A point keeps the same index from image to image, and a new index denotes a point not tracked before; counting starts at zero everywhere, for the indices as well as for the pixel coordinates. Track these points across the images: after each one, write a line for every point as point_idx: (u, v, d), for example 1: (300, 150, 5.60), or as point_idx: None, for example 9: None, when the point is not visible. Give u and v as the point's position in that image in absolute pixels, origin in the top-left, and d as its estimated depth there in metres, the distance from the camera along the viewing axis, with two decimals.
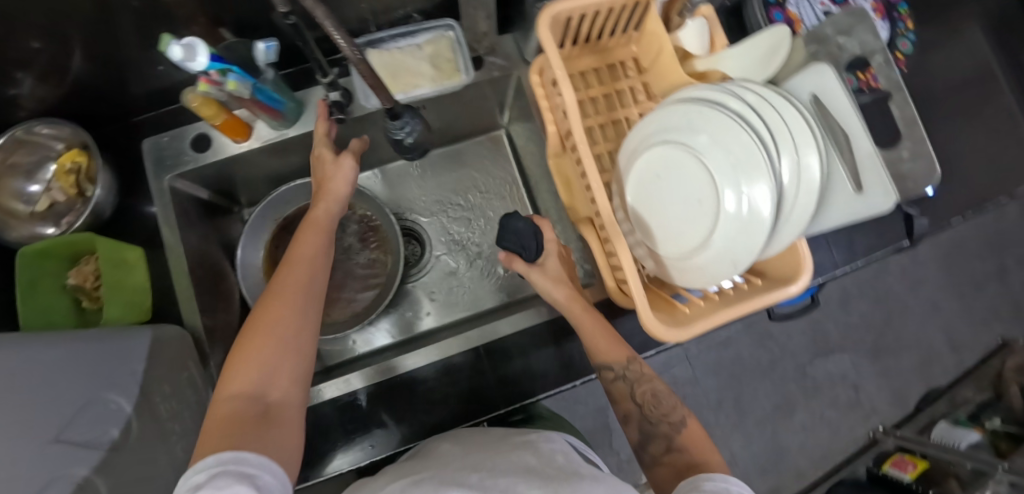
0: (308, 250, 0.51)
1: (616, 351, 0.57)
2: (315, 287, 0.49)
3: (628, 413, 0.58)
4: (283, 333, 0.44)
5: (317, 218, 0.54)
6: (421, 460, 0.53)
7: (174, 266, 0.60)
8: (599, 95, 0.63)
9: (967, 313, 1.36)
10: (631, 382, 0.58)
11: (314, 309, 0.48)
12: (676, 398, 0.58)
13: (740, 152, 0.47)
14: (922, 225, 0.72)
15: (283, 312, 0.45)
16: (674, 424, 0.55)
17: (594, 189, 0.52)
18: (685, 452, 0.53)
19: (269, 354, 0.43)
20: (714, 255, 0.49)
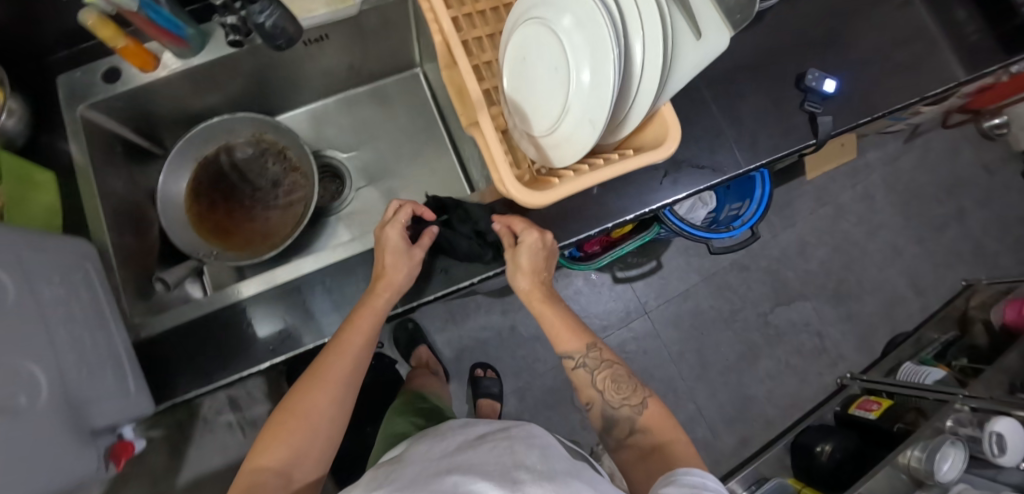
0: (355, 340, 0.59)
1: (575, 340, 0.64)
2: (349, 372, 0.59)
3: (591, 399, 0.62)
4: (319, 419, 0.56)
5: (376, 306, 0.61)
6: (407, 464, 0.56)
7: (85, 190, 0.63)
8: (488, 9, 0.65)
9: (929, 256, 1.34)
10: (592, 369, 0.63)
11: (350, 395, 0.59)
12: (637, 381, 0.62)
13: (587, 16, 0.50)
14: (827, 124, 0.72)
15: (327, 400, 0.57)
16: (636, 407, 0.60)
17: (466, 79, 0.56)
18: (646, 433, 0.58)
19: (302, 438, 0.55)
20: (578, 121, 0.52)
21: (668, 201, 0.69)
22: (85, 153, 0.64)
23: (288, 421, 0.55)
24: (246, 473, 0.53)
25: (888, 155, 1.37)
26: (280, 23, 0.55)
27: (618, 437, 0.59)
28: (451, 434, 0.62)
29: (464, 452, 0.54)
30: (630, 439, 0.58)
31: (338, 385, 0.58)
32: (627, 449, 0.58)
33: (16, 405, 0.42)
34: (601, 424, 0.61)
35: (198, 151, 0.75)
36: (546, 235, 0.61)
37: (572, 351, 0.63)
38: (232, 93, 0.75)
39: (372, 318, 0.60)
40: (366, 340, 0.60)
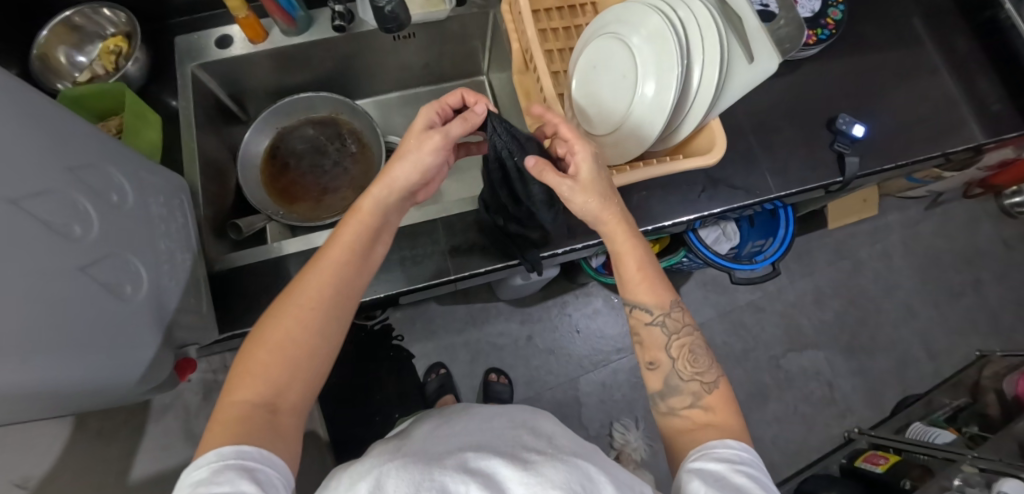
0: (341, 247, 0.53)
1: (654, 294, 0.60)
2: (337, 287, 0.52)
3: (655, 360, 0.60)
4: (305, 342, 0.50)
5: (365, 209, 0.55)
6: (422, 438, 0.55)
7: (184, 136, 0.70)
8: (560, 27, 0.72)
9: (943, 321, 1.37)
10: (669, 332, 0.60)
11: (342, 316, 0.53)
12: (712, 359, 0.60)
13: (658, 37, 0.58)
14: (854, 164, 0.78)
15: (312, 319, 0.50)
16: (705, 384, 0.58)
17: (542, 79, 0.64)
18: (708, 410, 0.56)
19: (288, 364, 0.49)
20: (636, 121, 0.60)
21: (704, 213, 0.74)
22: (191, 104, 0.72)
23: (269, 347, 0.49)
24: (225, 408, 0.46)
25: (909, 219, 1.41)
26: (395, 8, 0.64)
27: (672, 405, 0.58)
28: (462, 414, 0.60)
29: (477, 432, 0.53)
30: (686, 410, 0.57)
31: (326, 302, 0.51)
32: (678, 418, 0.57)
33: (122, 291, 0.48)
34: (658, 389, 0.59)
35: (279, 122, 0.84)
36: (576, 147, 0.56)
37: (648, 305, 0.60)
38: (318, 74, 0.84)
39: (360, 225, 0.54)
40: (355, 246, 0.54)
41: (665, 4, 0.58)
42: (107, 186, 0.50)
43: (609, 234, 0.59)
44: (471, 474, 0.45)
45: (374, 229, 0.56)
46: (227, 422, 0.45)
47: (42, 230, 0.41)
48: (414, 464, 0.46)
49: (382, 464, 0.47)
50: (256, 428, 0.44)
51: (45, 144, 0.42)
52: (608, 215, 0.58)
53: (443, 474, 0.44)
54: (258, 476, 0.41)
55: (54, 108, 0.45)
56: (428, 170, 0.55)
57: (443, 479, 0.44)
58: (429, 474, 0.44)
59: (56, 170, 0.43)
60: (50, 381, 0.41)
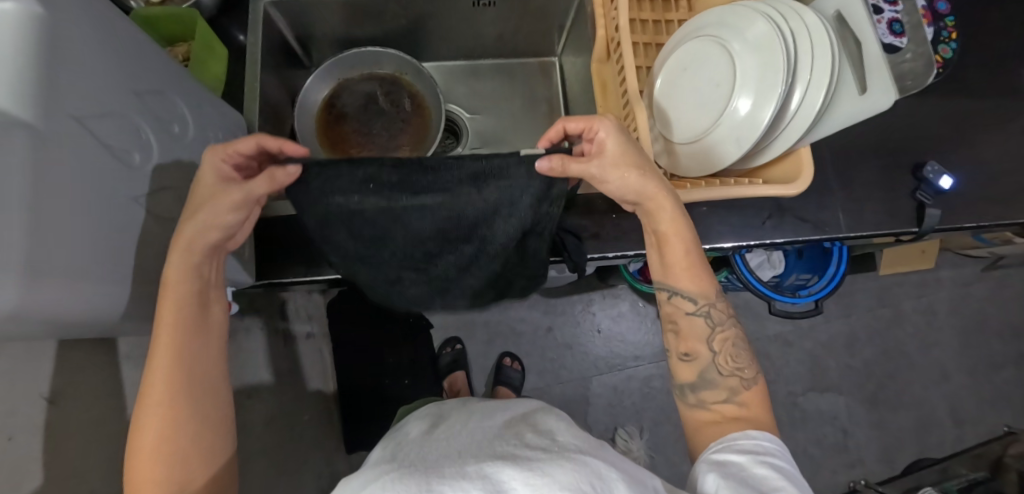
0: (168, 333, 0.47)
1: (698, 282, 0.57)
2: (188, 373, 0.47)
3: (694, 352, 0.58)
4: (185, 427, 0.47)
5: (174, 289, 0.47)
6: (417, 444, 0.53)
7: (249, 73, 0.68)
8: (650, 20, 0.68)
9: (977, 390, 1.30)
10: (711, 324, 0.58)
11: (216, 378, 0.50)
12: (750, 354, 0.58)
13: (766, 49, 0.53)
14: (934, 217, 0.73)
15: (171, 415, 0.46)
16: (744, 381, 0.56)
17: (627, 73, 0.60)
18: (736, 403, 0.55)
19: (174, 456, 0.46)
20: (722, 138, 0.56)
21: (765, 241, 0.70)
22: (259, 41, 0.70)
23: (146, 449, 0.45)
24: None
25: (963, 277, 1.35)
26: None
27: (703, 398, 0.57)
28: (451, 417, 0.59)
29: (470, 437, 0.51)
30: (718, 404, 0.56)
31: (178, 391, 0.47)
32: (707, 411, 0.56)
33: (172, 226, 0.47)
34: (690, 379, 0.57)
35: (341, 73, 0.81)
36: (596, 125, 0.53)
37: (695, 294, 0.57)
38: (389, 30, 0.81)
39: (179, 303, 0.47)
40: (185, 326, 0.47)
41: (779, 14, 0.54)
42: (170, 117, 0.49)
43: (657, 215, 0.55)
44: (471, 479, 0.42)
45: (202, 291, 0.49)
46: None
47: (106, 153, 0.40)
48: (410, 475, 0.44)
49: (378, 477, 0.45)
50: None
51: (117, 63, 0.41)
52: (654, 188, 0.53)
53: (442, 484, 0.42)
54: None
55: (129, 30, 0.44)
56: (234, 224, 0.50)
57: (441, 488, 0.41)
58: (427, 484, 0.42)
59: (124, 93, 0.42)
60: (107, 314, 0.40)
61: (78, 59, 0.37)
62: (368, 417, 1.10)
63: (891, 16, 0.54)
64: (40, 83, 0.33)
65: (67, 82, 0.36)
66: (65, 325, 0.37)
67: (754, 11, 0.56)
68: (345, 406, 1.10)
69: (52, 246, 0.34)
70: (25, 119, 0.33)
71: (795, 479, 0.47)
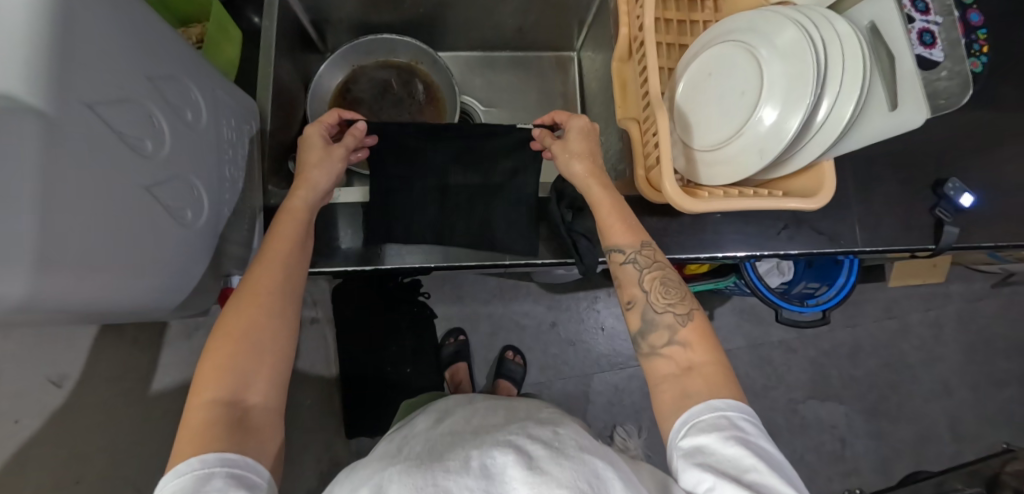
0: (281, 245, 0.54)
1: (626, 234, 0.60)
2: (283, 282, 0.53)
3: (632, 298, 0.58)
4: (260, 336, 0.50)
5: (295, 209, 0.58)
6: (422, 437, 0.53)
7: (263, 57, 0.67)
8: (675, 19, 0.66)
9: (978, 405, 1.30)
10: (641, 268, 0.59)
11: (291, 305, 0.53)
12: (686, 288, 0.58)
13: (796, 57, 0.52)
14: (952, 235, 0.71)
15: (261, 315, 0.50)
16: (680, 316, 0.56)
17: (649, 74, 0.58)
18: (685, 347, 0.54)
19: (245, 358, 0.48)
20: (745, 146, 0.55)
21: (779, 253, 0.69)
22: (274, 24, 0.68)
23: (221, 347, 0.48)
24: (194, 411, 0.45)
25: (972, 293, 1.33)
26: None
27: (653, 343, 0.56)
28: (456, 412, 0.59)
29: (472, 431, 0.51)
30: (667, 348, 0.55)
31: (275, 295, 0.52)
32: (662, 357, 0.55)
33: (183, 216, 0.46)
34: (638, 328, 0.57)
35: (356, 59, 0.80)
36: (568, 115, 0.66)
37: (624, 244, 0.59)
38: (406, 17, 0.80)
39: (295, 224, 0.57)
40: (295, 245, 0.56)
41: (810, 21, 0.52)
42: (184, 103, 0.48)
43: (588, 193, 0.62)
44: (474, 476, 0.42)
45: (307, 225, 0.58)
46: (197, 429, 0.44)
47: (118, 141, 0.39)
48: (415, 467, 0.44)
49: (382, 471, 0.45)
50: (222, 428, 0.44)
51: (132, 49, 0.40)
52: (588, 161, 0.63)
53: (448, 479, 0.42)
54: (245, 481, 0.43)
55: (146, 15, 0.43)
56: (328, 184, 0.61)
57: (447, 484, 0.41)
58: (433, 478, 0.42)
59: (137, 78, 0.41)
60: (118, 304, 0.40)
61: (94, 44, 0.36)
62: (368, 404, 1.10)
63: (921, 26, 0.53)
64: (55, 69, 0.33)
65: (81, 68, 0.35)
66: (75, 315, 0.37)
67: (785, 15, 0.54)
68: (346, 391, 1.10)
69: (66, 236, 0.33)
70: (38, 107, 0.32)
71: (763, 447, 0.45)
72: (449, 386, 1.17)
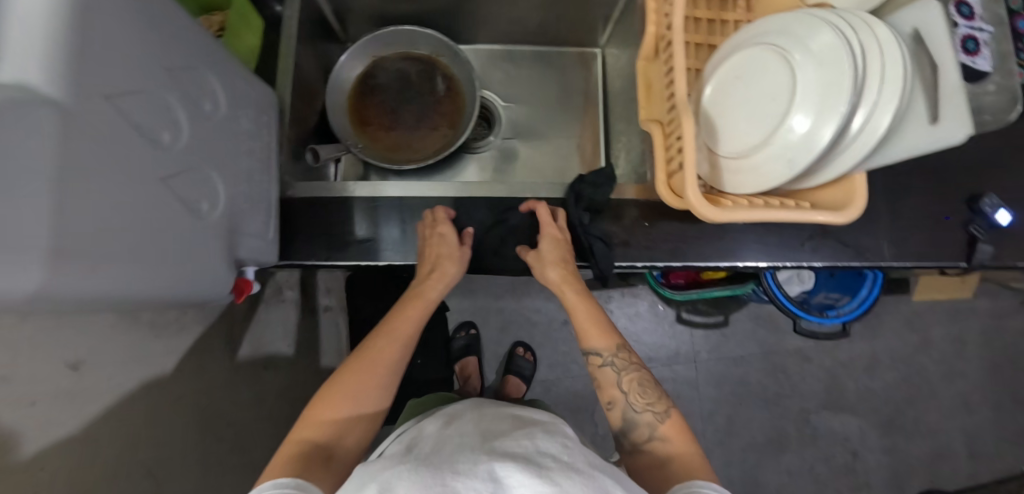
0: (404, 328, 0.66)
1: (603, 335, 0.64)
2: (396, 360, 0.63)
3: (613, 400, 0.62)
4: (362, 400, 0.59)
5: (424, 298, 0.69)
6: (433, 437, 0.52)
7: (284, 45, 0.67)
8: (705, 18, 0.63)
9: (1000, 425, 1.26)
10: (618, 370, 0.63)
11: (391, 380, 0.62)
12: (661, 389, 0.62)
13: (833, 63, 0.49)
14: (985, 253, 0.68)
15: (369, 381, 0.60)
16: (658, 414, 0.59)
17: (675, 74, 0.56)
18: (665, 442, 0.57)
19: (345, 411, 0.58)
20: (773, 155, 0.53)
21: (803, 264, 0.67)
22: (296, 14, 0.68)
23: (331, 400, 0.58)
24: (296, 439, 0.55)
25: (999, 309, 1.29)
26: None
27: (635, 441, 0.59)
28: (467, 416, 0.58)
29: (481, 438, 0.49)
30: (647, 444, 0.58)
31: (383, 371, 0.61)
32: (644, 454, 0.58)
33: (199, 209, 0.46)
34: (619, 426, 0.61)
35: (376, 51, 0.80)
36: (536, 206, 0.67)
37: (601, 347, 0.64)
38: (428, 8, 0.79)
39: (416, 312, 0.68)
40: (411, 330, 0.66)
41: (850, 26, 0.50)
42: (202, 94, 0.48)
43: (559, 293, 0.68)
44: (483, 478, 0.40)
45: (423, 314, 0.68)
46: (291, 454, 0.53)
47: (135, 134, 0.39)
48: (422, 467, 0.43)
49: (390, 467, 0.44)
50: (314, 457, 0.53)
51: (150, 40, 0.40)
52: (557, 275, 0.67)
53: (456, 480, 0.40)
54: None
55: (167, 5, 0.42)
56: (451, 282, 0.68)
57: (455, 485, 0.40)
58: (442, 478, 0.41)
59: (155, 71, 0.41)
60: (137, 298, 0.40)
61: (113, 38, 0.36)
62: None
63: (964, 31, 0.50)
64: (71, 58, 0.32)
65: (96, 57, 0.35)
66: (91, 306, 0.37)
67: (824, 19, 0.51)
68: None
69: (81, 229, 0.33)
70: (53, 98, 0.31)
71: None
72: (458, 379, 1.20)
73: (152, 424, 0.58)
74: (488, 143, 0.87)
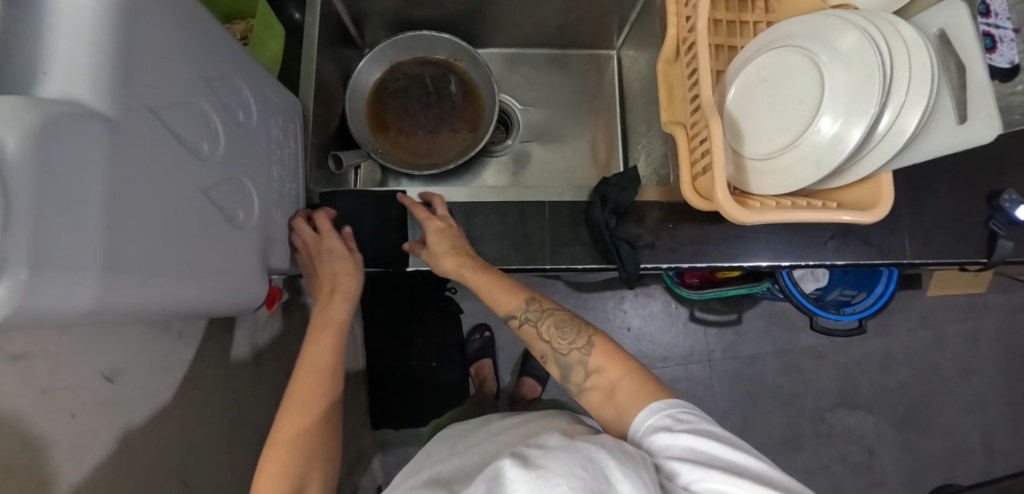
0: (324, 351, 0.57)
1: (513, 296, 0.61)
2: (327, 378, 0.56)
3: (543, 353, 0.59)
4: (310, 435, 0.52)
5: (335, 315, 0.60)
6: (439, 464, 0.50)
7: (306, 52, 0.67)
8: (725, 20, 0.64)
9: (1014, 420, 1.26)
10: (536, 322, 0.59)
11: (332, 400, 0.56)
12: (580, 322, 0.58)
13: (860, 64, 0.50)
14: (1006, 249, 0.68)
15: (306, 406, 0.53)
16: (584, 349, 0.56)
17: (700, 77, 0.56)
18: (601, 372, 0.54)
19: (298, 454, 0.50)
20: (802, 156, 0.53)
21: (826, 263, 0.68)
22: (317, 21, 0.68)
23: (277, 451, 0.50)
24: None
25: (1012, 304, 1.29)
26: None
27: (578, 383, 0.55)
28: (470, 438, 0.56)
29: (484, 457, 0.46)
30: (589, 381, 0.54)
31: (318, 395, 0.55)
32: (588, 392, 0.54)
33: (234, 217, 0.46)
34: (560, 374, 0.58)
35: (394, 56, 0.80)
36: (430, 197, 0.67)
37: (512, 308, 0.60)
38: (444, 13, 0.79)
39: (333, 331, 0.59)
40: (333, 348, 0.58)
41: (876, 27, 0.50)
42: (236, 103, 0.48)
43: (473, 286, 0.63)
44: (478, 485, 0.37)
45: (341, 327, 0.60)
46: None
47: (177, 144, 0.39)
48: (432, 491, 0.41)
49: None
50: None
51: (188, 49, 0.40)
52: (453, 262, 0.62)
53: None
54: None
55: (202, 14, 0.42)
56: (355, 290, 0.62)
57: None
58: None
59: (193, 81, 0.41)
60: (179, 307, 0.40)
61: (155, 47, 0.36)
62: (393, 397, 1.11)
63: (981, 29, 0.54)
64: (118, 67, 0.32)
65: (138, 65, 0.34)
66: (138, 317, 0.37)
67: (849, 20, 0.52)
68: (373, 384, 1.11)
69: (129, 240, 0.33)
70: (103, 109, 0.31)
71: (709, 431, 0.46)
72: (474, 382, 1.20)
73: (183, 435, 0.59)
74: (505, 146, 0.87)
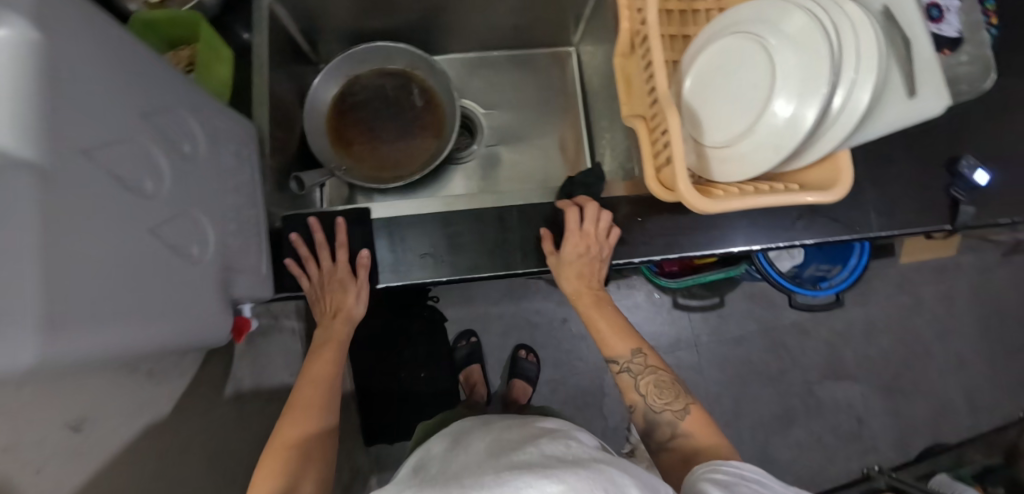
0: (325, 367, 0.63)
1: (624, 344, 0.66)
2: (328, 393, 0.62)
3: (632, 403, 0.64)
4: (308, 442, 0.57)
5: (337, 335, 0.66)
6: (438, 466, 0.50)
7: (256, 72, 0.65)
8: (676, 10, 0.63)
9: (994, 376, 1.29)
10: (636, 375, 0.64)
11: (330, 415, 0.61)
12: (678, 384, 0.63)
13: (809, 45, 0.50)
14: (968, 215, 0.70)
15: (307, 415, 0.58)
16: (678, 411, 0.61)
17: (654, 70, 0.56)
18: (689, 437, 0.59)
19: (294, 459, 0.55)
20: (760, 141, 0.53)
21: (796, 242, 0.68)
22: (265, 39, 0.66)
23: (276, 451, 0.55)
24: None
25: (983, 264, 1.32)
26: None
27: (659, 439, 0.61)
28: (472, 436, 0.56)
29: (491, 455, 0.47)
30: (673, 441, 0.59)
31: (317, 408, 0.59)
32: (668, 451, 0.60)
33: (189, 253, 0.45)
34: (643, 426, 0.63)
35: (350, 70, 0.79)
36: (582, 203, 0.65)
37: (618, 355, 0.65)
38: (398, 22, 0.78)
39: (332, 349, 0.65)
40: (333, 365, 0.64)
41: (821, 9, 0.51)
42: (180, 134, 0.46)
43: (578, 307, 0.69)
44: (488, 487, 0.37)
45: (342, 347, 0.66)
46: None
47: (116, 186, 0.37)
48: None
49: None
50: None
51: (119, 86, 0.39)
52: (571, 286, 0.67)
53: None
54: None
55: (133, 47, 0.41)
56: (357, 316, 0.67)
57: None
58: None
59: (130, 118, 0.40)
60: (135, 352, 0.38)
61: (83, 88, 0.35)
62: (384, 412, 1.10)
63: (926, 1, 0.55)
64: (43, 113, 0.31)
65: (67, 108, 0.33)
66: (90, 366, 0.35)
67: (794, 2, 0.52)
68: (362, 401, 1.09)
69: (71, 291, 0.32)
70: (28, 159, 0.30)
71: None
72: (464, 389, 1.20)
73: (162, 476, 0.57)
74: (471, 151, 0.86)
